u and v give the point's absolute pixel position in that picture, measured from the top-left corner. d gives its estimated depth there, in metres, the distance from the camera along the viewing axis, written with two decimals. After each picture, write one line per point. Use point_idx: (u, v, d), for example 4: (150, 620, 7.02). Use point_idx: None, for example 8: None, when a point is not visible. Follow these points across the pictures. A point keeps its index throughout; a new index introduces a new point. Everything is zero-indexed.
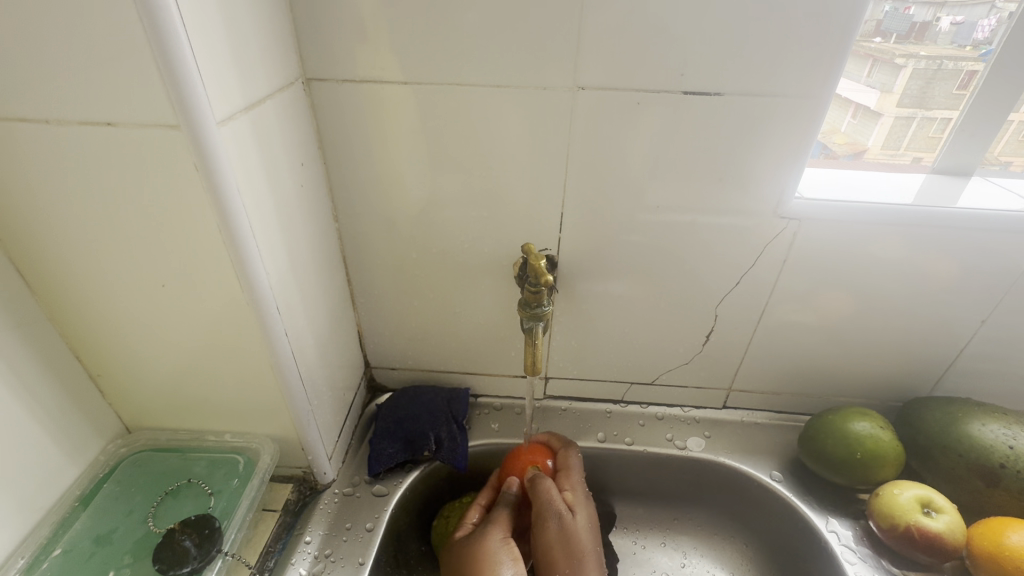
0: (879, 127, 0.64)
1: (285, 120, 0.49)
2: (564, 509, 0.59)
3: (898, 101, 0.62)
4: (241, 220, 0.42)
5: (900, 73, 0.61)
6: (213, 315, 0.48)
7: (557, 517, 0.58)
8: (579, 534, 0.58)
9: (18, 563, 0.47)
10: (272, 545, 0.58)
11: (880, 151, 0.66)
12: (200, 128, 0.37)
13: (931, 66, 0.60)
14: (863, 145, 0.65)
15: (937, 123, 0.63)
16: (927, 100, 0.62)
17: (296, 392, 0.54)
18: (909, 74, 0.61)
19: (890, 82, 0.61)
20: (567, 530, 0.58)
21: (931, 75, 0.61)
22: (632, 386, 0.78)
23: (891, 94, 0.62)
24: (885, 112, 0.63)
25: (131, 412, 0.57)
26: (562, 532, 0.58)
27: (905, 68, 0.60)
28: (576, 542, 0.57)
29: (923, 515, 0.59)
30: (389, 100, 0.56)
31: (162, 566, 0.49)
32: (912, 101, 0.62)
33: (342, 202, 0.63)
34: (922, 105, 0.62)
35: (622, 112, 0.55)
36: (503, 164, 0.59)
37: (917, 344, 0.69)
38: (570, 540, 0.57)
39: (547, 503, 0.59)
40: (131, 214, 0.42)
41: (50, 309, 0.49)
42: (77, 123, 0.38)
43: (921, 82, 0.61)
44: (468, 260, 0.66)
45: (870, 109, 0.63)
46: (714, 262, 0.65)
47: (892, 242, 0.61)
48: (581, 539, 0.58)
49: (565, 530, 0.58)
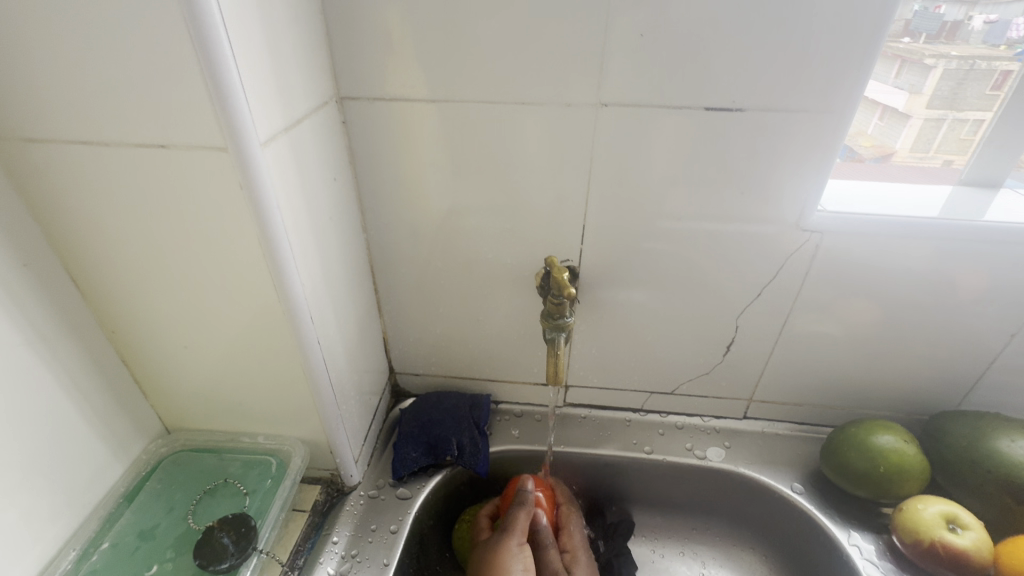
0: (908, 129, 0.63)
1: (320, 137, 0.52)
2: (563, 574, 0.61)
3: (927, 103, 0.62)
4: (279, 234, 0.44)
5: (930, 74, 0.60)
6: (252, 324, 0.51)
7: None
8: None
9: (70, 555, 0.50)
10: (301, 544, 0.60)
11: (909, 153, 0.65)
12: (245, 149, 0.40)
13: (964, 66, 0.60)
14: (891, 147, 0.65)
15: (969, 125, 0.62)
16: (959, 101, 0.61)
17: (326, 398, 0.57)
18: (939, 75, 0.60)
19: (919, 83, 0.61)
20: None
21: (963, 75, 0.60)
22: (651, 395, 0.78)
23: (919, 95, 0.61)
24: (914, 114, 0.62)
25: (173, 414, 0.60)
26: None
27: (934, 68, 0.60)
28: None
29: (948, 531, 0.59)
30: (418, 116, 0.58)
31: (202, 562, 0.52)
32: (943, 102, 0.62)
33: (370, 214, 0.65)
34: (953, 106, 0.62)
35: (644, 126, 0.56)
36: (527, 178, 0.60)
37: (940, 357, 0.69)
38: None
39: (544, 568, 0.62)
40: (178, 228, 0.45)
41: (101, 315, 0.52)
42: (134, 144, 0.40)
43: (953, 83, 0.61)
44: (491, 270, 0.68)
45: (898, 111, 0.62)
46: (733, 274, 0.65)
47: (915, 255, 0.61)
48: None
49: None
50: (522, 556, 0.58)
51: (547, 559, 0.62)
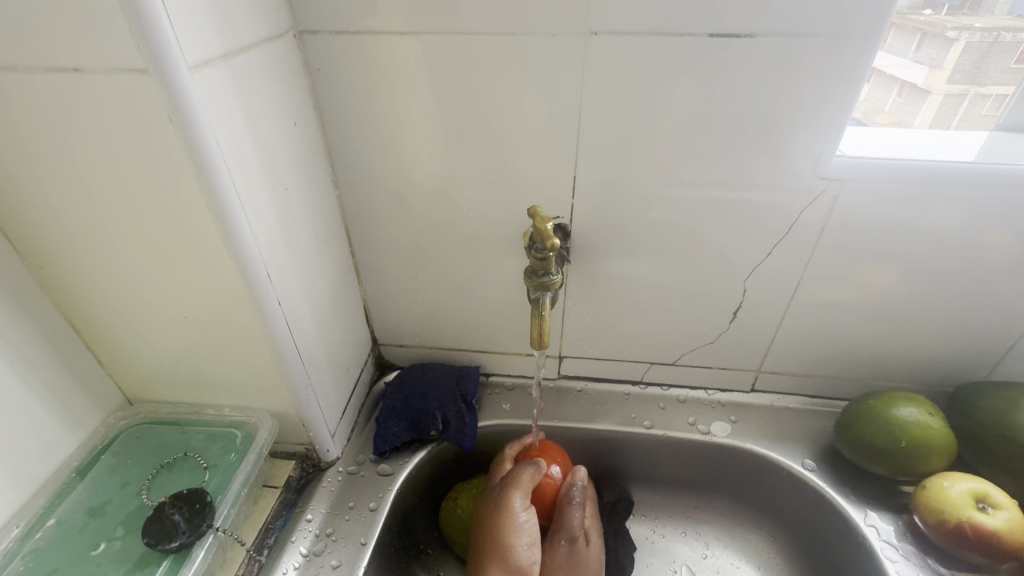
0: (927, 105, 0.59)
1: (272, 75, 0.46)
2: (579, 537, 0.58)
3: (948, 77, 0.57)
4: (220, 177, 0.39)
5: (951, 47, 0.55)
6: (203, 284, 0.46)
7: (568, 544, 0.57)
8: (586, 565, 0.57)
9: (13, 532, 0.47)
10: (272, 522, 0.56)
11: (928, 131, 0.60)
12: (169, 72, 0.34)
13: (988, 38, 0.55)
14: (909, 124, 0.59)
15: (991, 100, 0.58)
16: (981, 75, 0.56)
17: (292, 366, 0.52)
18: (960, 48, 0.55)
19: (940, 57, 0.56)
20: (574, 558, 0.56)
21: (986, 49, 0.55)
22: (652, 366, 0.73)
23: (940, 70, 0.56)
24: (933, 89, 0.58)
25: (133, 384, 0.56)
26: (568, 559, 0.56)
27: (956, 41, 0.55)
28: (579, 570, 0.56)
29: (978, 511, 0.53)
30: (388, 56, 0.52)
31: (151, 541, 0.47)
32: (964, 77, 0.57)
33: (342, 170, 0.60)
34: (975, 81, 0.57)
35: (639, 61, 0.50)
36: (510, 124, 0.55)
37: (968, 324, 0.62)
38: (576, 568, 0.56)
39: (564, 524, 0.58)
40: (107, 171, 0.40)
41: (40, 274, 0.47)
42: (45, 70, 0.35)
43: (975, 57, 0.56)
44: (475, 230, 0.62)
45: (917, 87, 0.58)
46: (741, 233, 0.59)
47: (946, 209, 0.55)
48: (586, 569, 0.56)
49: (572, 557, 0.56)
50: (524, 524, 0.55)
51: (570, 515, 0.59)
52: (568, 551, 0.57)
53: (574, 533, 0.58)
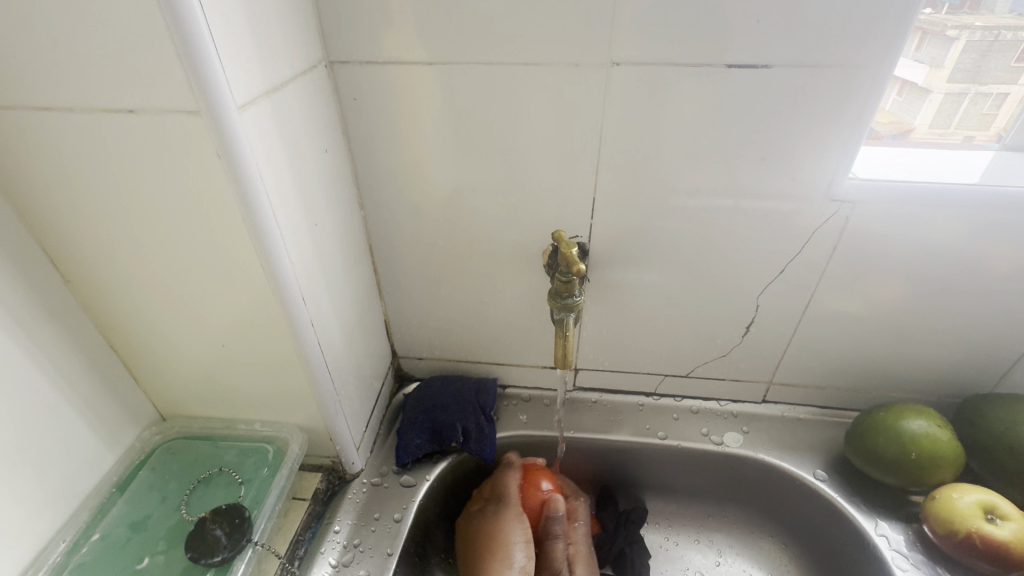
0: (927, 104, 0.59)
1: (307, 104, 0.48)
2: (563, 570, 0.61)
3: (949, 76, 0.57)
4: (263, 209, 0.41)
5: (951, 46, 0.56)
6: (242, 308, 0.48)
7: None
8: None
9: (60, 546, 0.49)
10: (301, 534, 0.58)
11: (927, 130, 0.61)
12: (219, 113, 0.36)
13: (988, 37, 0.55)
14: (909, 124, 0.60)
15: (991, 99, 0.59)
16: (981, 75, 0.57)
17: (323, 383, 0.54)
18: (960, 48, 0.56)
19: (940, 56, 0.56)
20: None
21: (988, 47, 0.56)
22: (665, 378, 0.75)
23: (940, 69, 0.57)
24: (934, 88, 0.58)
25: (167, 401, 0.58)
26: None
27: (956, 40, 0.55)
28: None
29: (987, 522, 0.55)
30: (415, 82, 0.54)
31: (194, 555, 0.49)
32: (965, 76, 0.57)
33: (367, 190, 0.62)
34: (976, 80, 0.57)
35: (658, 88, 0.52)
36: (532, 148, 0.56)
37: (976, 337, 0.64)
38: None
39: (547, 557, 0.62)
40: (156, 204, 0.41)
41: (83, 299, 0.49)
42: (102, 110, 0.37)
43: (976, 56, 0.56)
44: (495, 248, 0.64)
45: (918, 86, 0.58)
46: (754, 249, 0.61)
47: (954, 226, 0.56)
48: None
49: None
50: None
51: (553, 548, 0.62)
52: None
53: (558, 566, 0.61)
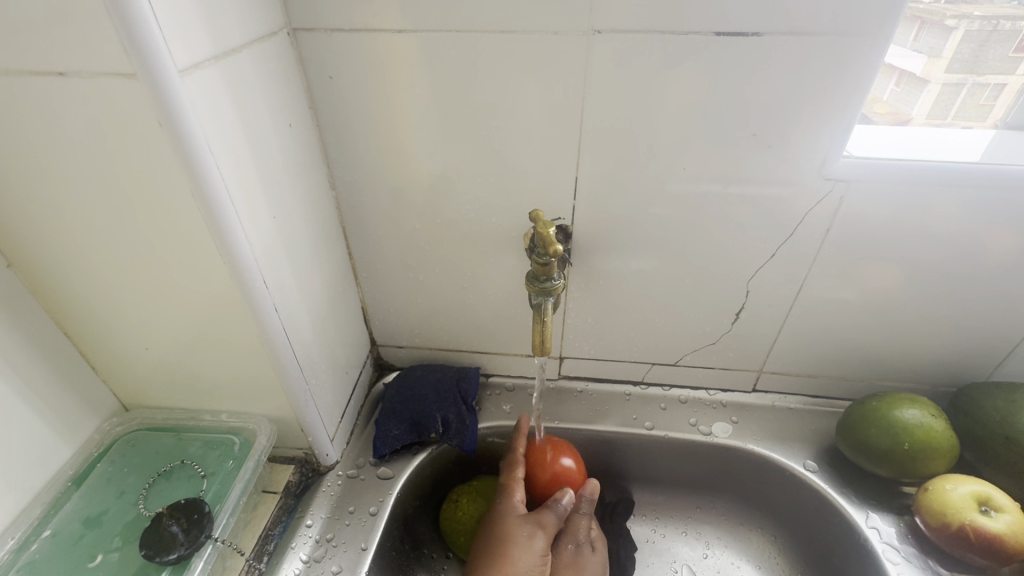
0: (925, 95, 0.57)
1: (268, 75, 0.45)
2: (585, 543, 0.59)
3: (948, 67, 0.54)
4: (214, 183, 0.38)
5: (950, 36, 0.53)
6: (199, 293, 0.45)
7: (574, 547, 0.58)
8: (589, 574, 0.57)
9: (8, 543, 0.46)
10: (272, 528, 0.56)
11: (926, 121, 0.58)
12: (158, 75, 0.33)
13: (987, 27, 0.53)
14: (907, 114, 0.58)
15: (989, 90, 0.57)
16: (979, 65, 0.55)
17: (290, 371, 0.51)
18: (960, 37, 0.53)
19: (939, 46, 0.54)
20: (578, 562, 0.57)
21: (985, 37, 0.53)
22: (653, 367, 0.73)
23: (939, 59, 0.54)
24: (932, 79, 0.56)
25: (129, 390, 0.55)
26: (574, 562, 0.57)
27: (955, 30, 0.53)
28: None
29: (980, 514, 0.53)
30: (386, 53, 0.50)
31: (148, 552, 0.47)
32: (963, 66, 0.55)
33: (339, 170, 0.59)
34: (974, 70, 0.55)
35: (643, 60, 0.49)
36: (511, 124, 0.53)
37: (972, 326, 0.62)
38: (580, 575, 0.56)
39: (571, 530, 0.59)
40: (97, 179, 0.39)
41: (31, 283, 0.46)
42: (29, 73, 0.34)
43: (974, 46, 0.54)
44: (474, 232, 0.61)
45: (915, 76, 0.56)
46: (744, 234, 0.58)
47: (951, 210, 0.54)
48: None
49: (576, 561, 0.57)
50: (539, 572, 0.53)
51: (578, 524, 0.59)
52: (573, 555, 0.58)
53: (580, 539, 0.59)
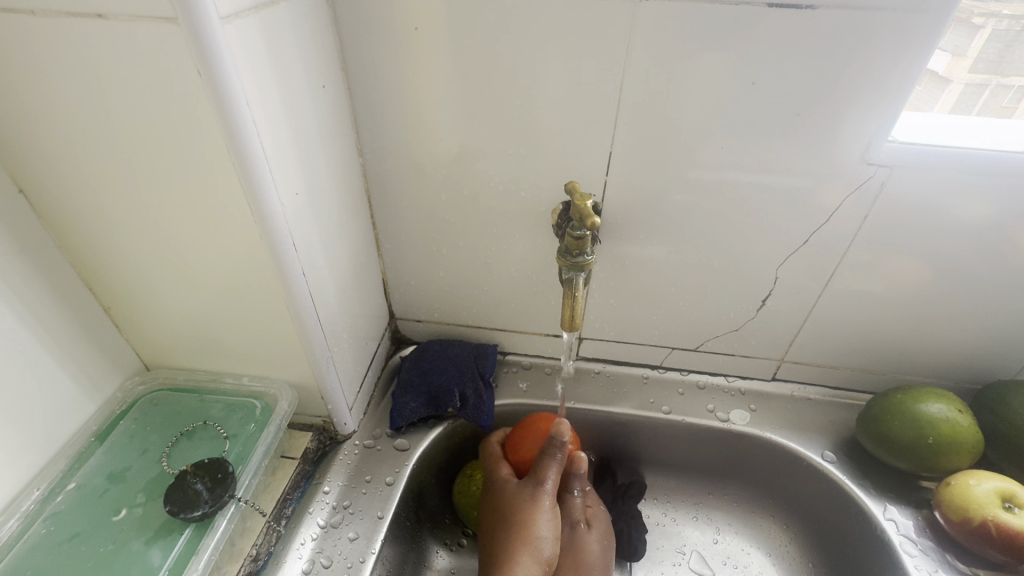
0: (946, 95, 0.53)
1: (302, 32, 0.44)
2: (581, 524, 0.59)
3: (971, 66, 0.52)
4: (250, 138, 0.37)
5: (976, 35, 0.51)
6: (226, 252, 0.45)
7: (570, 529, 0.59)
8: (587, 554, 0.57)
9: (34, 495, 0.47)
10: (290, 493, 0.57)
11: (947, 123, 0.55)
12: (199, 20, 0.32)
13: (1015, 27, 0.51)
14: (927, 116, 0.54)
15: (1012, 91, 0.54)
16: (1004, 66, 0.52)
17: (315, 337, 0.51)
18: (986, 36, 0.51)
19: (964, 45, 0.51)
20: (575, 544, 0.58)
21: (1013, 37, 0.51)
22: (672, 351, 0.72)
23: (963, 58, 0.51)
24: (954, 78, 0.53)
25: (150, 351, 0.55)
26: (572, 545, 0.57)
27: (983, 29, 0.50)
28: (580, 557, 0.57)
29: (1004, 510, 0.53)
30: (420, 15, 0.49)
31: (172, 508, 0.47)
32: (988, 67, 0.52)
33: (366, 137, 0.57)
34: (998, 71, 0.53)
35: (687, 31, 0.47)
36: (545, 95, 0.52)
37: (1000, 324, 0.61)
38: (577, 556, 0.57)
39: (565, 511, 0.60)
40: (133, 130, 0.38)
41: (59, 237, 0.46)
42: (68, 14, 0.33)
43: (1001, 45, 0.51)
44: (501, 207, 0.60)
45: (939, 74, 0.52)
46: (778, 220, 0.57)
47: (994, 204, 0.52)
48: (588, 558, 0.57)
49: (573, 542, 0.58)
50: (552, 520, 0.54)
51: (572, 504, 0.60)
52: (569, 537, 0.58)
53: (575, 519, 0.59)
